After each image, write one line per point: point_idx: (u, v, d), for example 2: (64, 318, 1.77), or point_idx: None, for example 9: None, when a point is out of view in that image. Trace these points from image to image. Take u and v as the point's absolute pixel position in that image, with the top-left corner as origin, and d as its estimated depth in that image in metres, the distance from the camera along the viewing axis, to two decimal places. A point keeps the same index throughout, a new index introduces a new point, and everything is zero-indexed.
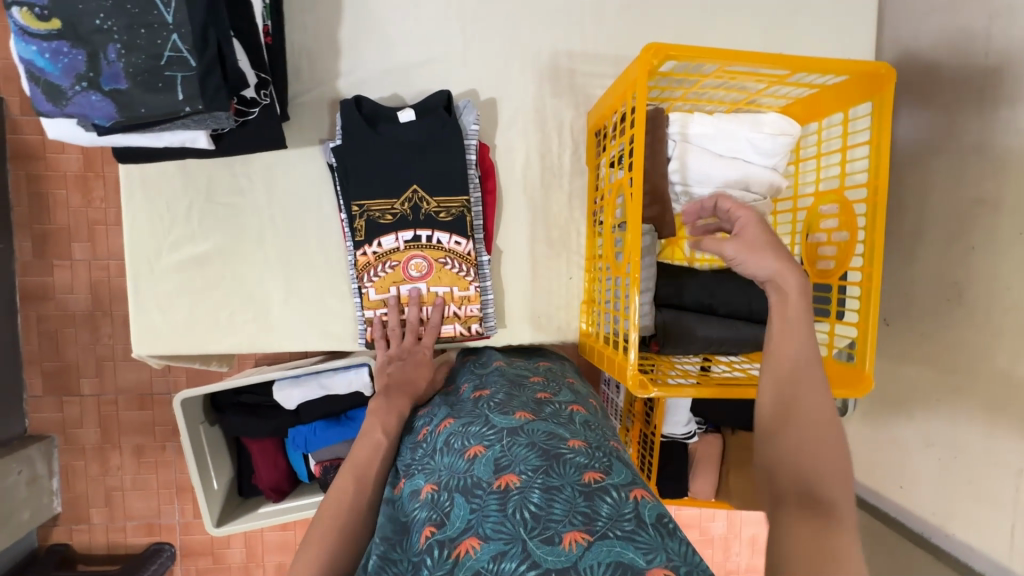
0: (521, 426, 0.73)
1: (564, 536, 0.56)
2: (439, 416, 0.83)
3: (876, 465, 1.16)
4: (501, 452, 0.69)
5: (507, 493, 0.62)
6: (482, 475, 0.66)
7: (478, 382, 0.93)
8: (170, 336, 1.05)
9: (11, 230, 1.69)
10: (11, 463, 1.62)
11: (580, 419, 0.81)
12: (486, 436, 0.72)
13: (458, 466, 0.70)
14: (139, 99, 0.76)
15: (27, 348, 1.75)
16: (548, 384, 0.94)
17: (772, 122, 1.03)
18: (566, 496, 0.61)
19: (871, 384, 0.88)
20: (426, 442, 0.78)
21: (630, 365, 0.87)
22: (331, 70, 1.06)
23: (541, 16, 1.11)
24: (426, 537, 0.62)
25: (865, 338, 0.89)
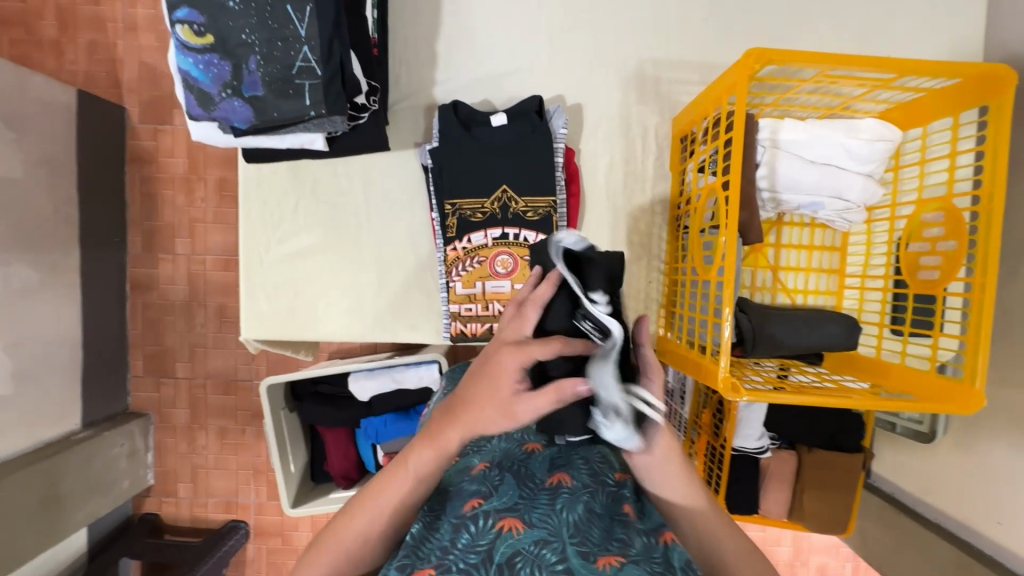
0: (581, 439, 0.73)
1: (599, 557, 0.57)
2: None
3: (970, 499, 1.10)
4: (558, 456, 0.69)
5: (557, 493, 0.63)
6: (537, 470, 0.67)
7: None
8: (272, 324, 1.14)
9: (125, 226, 1.88)
10: (115, 435, 1.79)
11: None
12: (546, 437, 0.72)
13: (514, 454, 0.70)
14: (273, 104, 0.84)
15: (132, 333, 1.93)
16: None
17: (870, 128, 1.00)
18: (604, 523, 0.61)
19: (983, 402, 0.83)
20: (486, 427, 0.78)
21: (721, 369, 0.87)
22: (427, 79, 1.13)
23: (623, 27, 1.13)
24: (472, 505, 0.62)
25: (977, 353, 0.85)
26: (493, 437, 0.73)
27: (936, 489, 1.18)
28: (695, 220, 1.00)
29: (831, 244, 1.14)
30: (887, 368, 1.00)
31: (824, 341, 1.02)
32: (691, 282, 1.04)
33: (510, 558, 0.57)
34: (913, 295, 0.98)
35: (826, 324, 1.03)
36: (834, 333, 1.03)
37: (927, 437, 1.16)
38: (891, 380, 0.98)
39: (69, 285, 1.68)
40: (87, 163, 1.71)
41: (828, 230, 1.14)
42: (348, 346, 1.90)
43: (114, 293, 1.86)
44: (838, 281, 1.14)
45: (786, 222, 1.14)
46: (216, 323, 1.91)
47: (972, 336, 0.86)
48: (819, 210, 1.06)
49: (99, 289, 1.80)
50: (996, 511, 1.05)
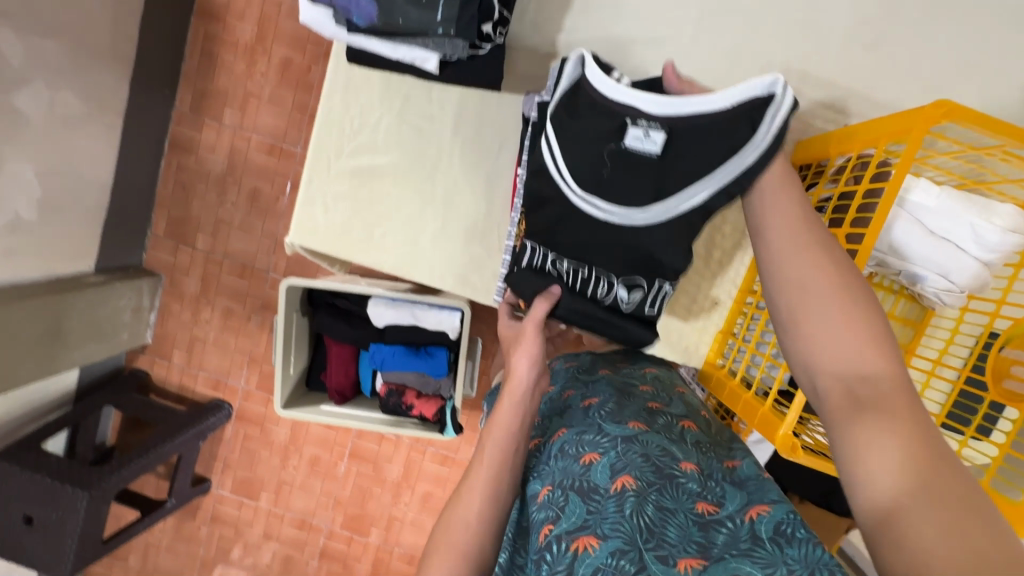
0: (636, 437, 0.71)
1: (679, 559, 0.58)
2: (550, 429, 0.82)
3: None
4: (618, 460, 0.68)
5: (624, 497, 0.63)
6: (600, 480, 0.66)
7: (585, 390, 0.87)
8: (323, 234, 1.08)
9: (178, 79, 1.78)
10: (125, 288, 1.77)
11: (692, 437, 0.77)
12: (600, 443, 0.71)
13: (573, 469, 0.70)
14: (400, 9, 0.75)
15: (162, 190, 1.87)
16: (658, 393, 0.87)
17: (1005, 214, 0.93)
18: (679, 521, 0.62)
19: None
20: (540, 454, 0.78)
21: (783, 426, 0.84)
22: (554, 20, 1.02)
23: (776, 23, 1.01)
24: (544, 532, 0.64)
25: None
26: (549, 460, 0.74)
27: None
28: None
29: (912, 318, 1.08)
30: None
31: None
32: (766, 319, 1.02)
33: None
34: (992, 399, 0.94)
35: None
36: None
37: None
38: None
39: (112, 125, 1.60)
40: (155, 2, 1.60)
41: (915, 304, 1.08)
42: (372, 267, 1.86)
43: (152, 145, 1.78)
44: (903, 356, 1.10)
45: (875, 283, 1.09)
46: (247, 206, 1.85)
47: None
48: (919, 283, 0.99)
49: (139, 137, 1.72)
50: None
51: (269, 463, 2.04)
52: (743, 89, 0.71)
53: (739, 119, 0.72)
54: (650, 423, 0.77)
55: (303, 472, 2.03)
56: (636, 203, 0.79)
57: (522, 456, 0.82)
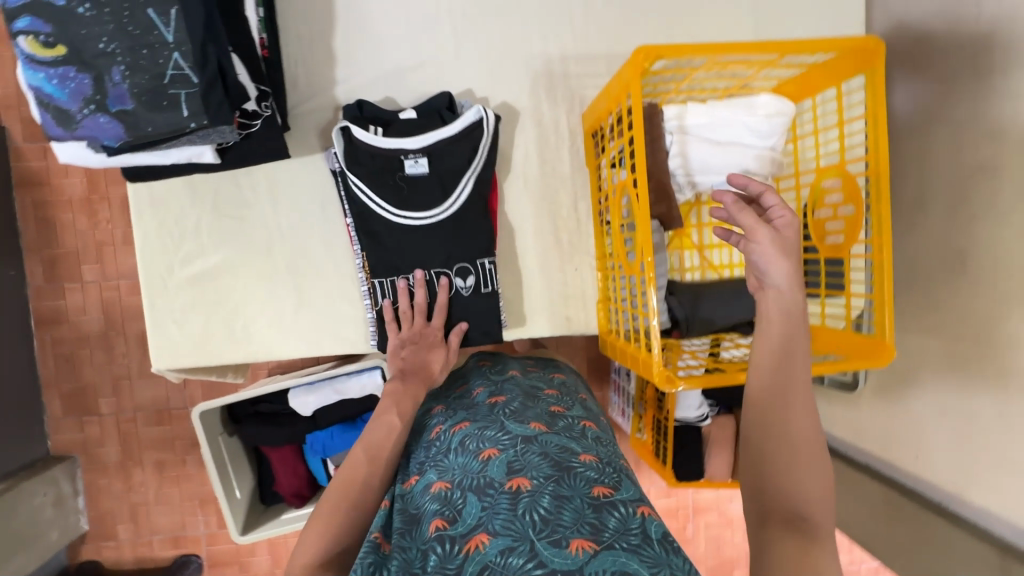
0: (537, 437, 0.73)
1: (571, 541, 0.57)
2: (454, 418, 0.83)
3: (899, 443, 1.18)
4: (516, 457, 0.69)
5: (519, 493, 0.63)
6: (496, 476, 0.67)
7: (494, 389, 0.90)
8: (187, 350, 1.07)
9: (20, 256, 1.70)
10: (37, 484, 1.64)
11: (592, 435, 0.80)
12: (500, 440, 0.73)
13: (472, 466, 0.70)
14: (146, 117, 0.77)
15: (45, 371, 1.77)
16: (562, 398, 0.91)
17: (766, 106, 1.02)
18: (574, 505, 0.61)
19: (892, 353, 0.88)
20: (441, 440, 0.79)
21: (654, 361, 0.87)
22: (328, 77, 1.07)
23: (529, 12, 1.11)
24: (436, 527, 0.64)
25: (884, 307, 0.89)
26: (449, 451, 0.74)
27: (871, 438, 1.26)
28: (613, 217, 1.01)
29: None
30: (813, 332, 1.03)
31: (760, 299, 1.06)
32: (619, 277, 1.05)
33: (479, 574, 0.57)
34: (825, 259, 1.02)
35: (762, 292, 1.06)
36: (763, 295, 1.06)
37: (852, 385, 1.26)
38: (815, 342, 1.02)
39: None
40: None
41: (744, 204, 1.17)
42: (287, 361, 1.82)
43: (17, 330, 1.69)
44: None
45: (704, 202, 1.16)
46: (139, 352, 1.78)
47: (879, 292, 0.90)
48: None
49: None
50: (915, 447, 1.14)
51: None
52: (464, 120, 1.01)
53: (465, 140, 1.02)
54: (552, 424, 0.79)
55: None
56: (433, 201, 1.03)
57: (425, 444, 0.82)
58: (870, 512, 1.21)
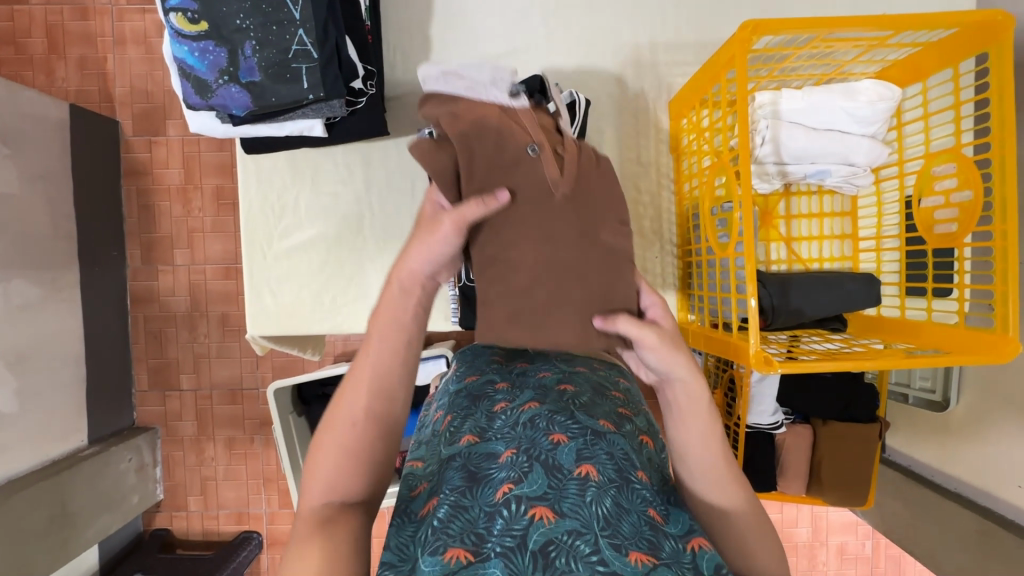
0: (606, 434, 0.74)
1: (632, 551, 0.58)
2: (521, 397, 0.84)
3: (997, 469, 1.12)
4: (586, 448, 0.70)
5: (587, 484, 0.64)
6: (566, 461, 0.67)
7: (563, 374, 0.91)
8: (279, 319, 1.13)
9: (123, 238, 1.85)
10: (123, 450, 1.75)
11: (649, 453, 0.80)
12: (571, 428, 0.73)
13: (541, 443, 0.71)
14: (271, 89, 0.84)
15: (135, 346, 1.90)
16: (629, 401, 0.92)
17: (869, 90, 0.98)
18: (634, 519, 0.62)
19: (1018, 348, 0.81)
20: (507, 415, 0.79)
21: (750, 344, 0.84)
22: (421, 65, 1.12)
23: (618, 3, 1.13)
24: (504, 491, 0.64)
25: (1006, 300, 0.82)
26: (518, 424, 0.74)
27: (960, 460, 1.20)
28: (705, 199, 0.99)
29: (841, 209, 1.13)
30: (916, 328, 0.97)
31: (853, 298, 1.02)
32: (707, 262, 1.02)
33: (544, 547, 0.57)
34: (932, 250, 0.95)
35: (859, 292, 1.02)
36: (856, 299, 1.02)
37: (942, 405, 1.22)
38: (922, 339, 0.95)
39: (73, 298, 1.65)
40: (85, 176, 1.69)
41: (837, 195, 1.12)
42: (353, 349, 1.88)
43: (115, 305, 1.83)
44: (852, 245, 1.12)
45: (795, 192, 1.13)
46: (220, 332, 1.88)
47: (999, 283, 0.84)
48: (827, 177, 1.05)
49: (102, 302, 1.77)
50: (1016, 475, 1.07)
51: None
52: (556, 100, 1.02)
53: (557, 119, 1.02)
54: (618, 426, 0.80)
55: None
56: None
57: (486, 413, 0.82)
58: (967, 537, 1.12)
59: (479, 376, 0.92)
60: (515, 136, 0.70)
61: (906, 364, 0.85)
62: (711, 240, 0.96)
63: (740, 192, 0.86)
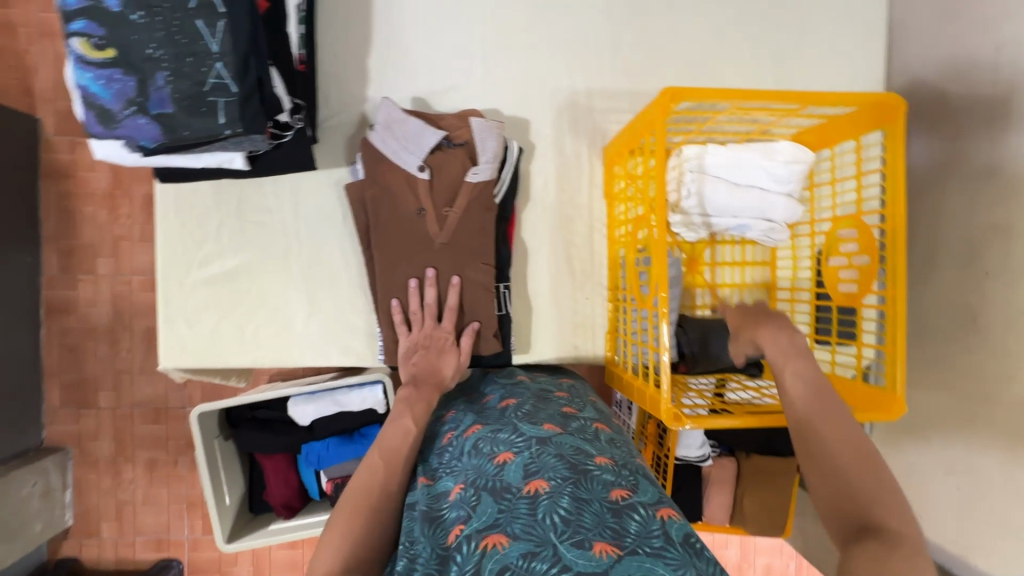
0: (550, 438, 0.76)
1: (594, 543, 0.58)
2: (466, 423, 0.86)
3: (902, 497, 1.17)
4: (531, 460, 0.71)
5: (537, 498, 0.64)
6: (513, 479, 0.68)
7: (506, 393, 0.95)
8: (195, 350, 1.07)
9: (38, 244, 1.72)
10: (27, 474, 1.62)
11: (606, 436, 0.82)
12: (515, 443, 0.75)
13: (487, 469, 0.72)
14: (183, 122, 0.80)
15: (48, 360, 1.76)
16: (573, 399, 0.95)
17: (785, 152, 1.03)
18: (595, 509, 0.63)
19: (904, 408, 0.87)
20: (454, 445, 0.81)
21: (663, 398, 0.86)
22: (360, 95, 1.11)
23: (560, 46, 1.15)
24: (455, 533, 0.64)
25: (896, 362, 0.88)
26: (462, 456, 0.76)
27: None
28: (630, 249, 1.02)
29: (762, 259, 1.18)
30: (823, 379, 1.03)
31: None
32: (631, 310, 1.05)
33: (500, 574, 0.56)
34: (837, 306, 1.01)
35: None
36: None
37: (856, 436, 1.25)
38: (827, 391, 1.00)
39: None
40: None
41: (758, 246, 1.18)
42: (289, 368, 1.81)
43: (26, 316, 1.69)
44: (770, 294, 1.18)
45: (719, 241, 1.17)
46: (144, 348, 1.77)
47: (891, 344, 0.90)
48: (747, 231, 1.09)
49: (11, 313, 1.64)
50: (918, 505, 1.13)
51: None
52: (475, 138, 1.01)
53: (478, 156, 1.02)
54: (565, 426, 0.82)
55: None
56: None
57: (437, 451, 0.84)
58: None
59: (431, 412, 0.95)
60: (406, 202, 0.99)
61: None
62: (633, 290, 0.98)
63: (659, 249, 0.89)
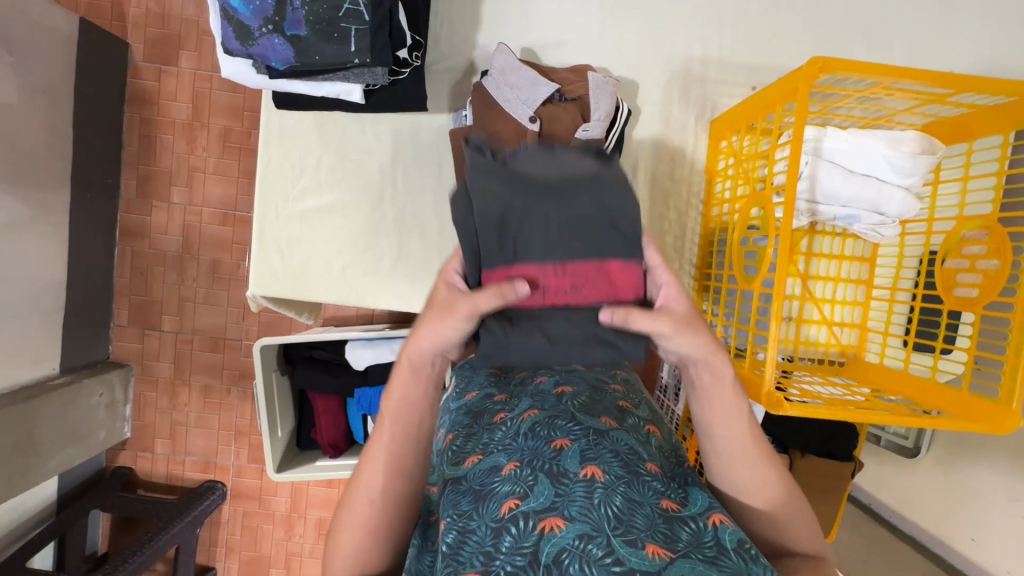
0: (608, 432, 0.77)
1: (646, 544, 0.60)
2: (519, 407, 0.85)
3: (950, 517, 1.18)
4: (589, 449, 0.73)
5: (593, 486, 0.67)
6: (570, 465, 0.70)
7: (559, 377, 0.91)
8: (283, 281, 1.09)
9: (119, 167, 1.76)
10: (96, 384, 1.69)
11: (656, 442, 0.82)
12: (572, 430, 0.76)
13: (544, 451, 0.74)
14: (316, 46, 0.79)
15: (120, 280, 1.82)
16: (629, 393, 0.93)
17: (912, 142, 0.97)
18: (646, 512, 0.64)
19: (1018, 422, 0.83)
20: (507, 426, 0.80)
21: (765, 382, 0.84)
22: (466, 41, 1.08)
23: (676, 9, 1.09)
24: (509, 507, 0.66)
25: (1017, 373, 0.84)
26: (518, 434, 0.77)
27: (919, 506, 1.24)
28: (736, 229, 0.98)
29: (861, 255, 1.12)
30: (921, 383, 0.97)
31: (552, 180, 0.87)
32: (727, 290, 1.04)
33: (557, 557, 0.60)
34: (947, 311, 0.96)
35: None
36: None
37: (912, 452, 1.25)
38: (930, 399, 0.95)
39: (61, 222, 1.56)
40: (88, 97, 1.60)
41: (860, 240, 1.12)
42: (343, 315, 1.83)
43: (103, 235, 1.74)
44: (866, 291, 1.12)
45: (819, 231, 1.12)
46: (209, 279, 1.81)
47: (1012, 354, 0.85)
48: (854, 223, 1.04)
49: (92, 230, 1.69)
50: (972, 528, 1.13)
51: (275, 536, 1.95)
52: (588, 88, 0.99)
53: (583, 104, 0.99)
54: (621, 420, 0.83)
55: (310, 538, 1.95)
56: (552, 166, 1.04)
57: (486, 426, 0.83)
58: None
59: (478, 392, 0.91)
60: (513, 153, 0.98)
61: (911, 422, 0.86)
62: (737, 270, 0.96)
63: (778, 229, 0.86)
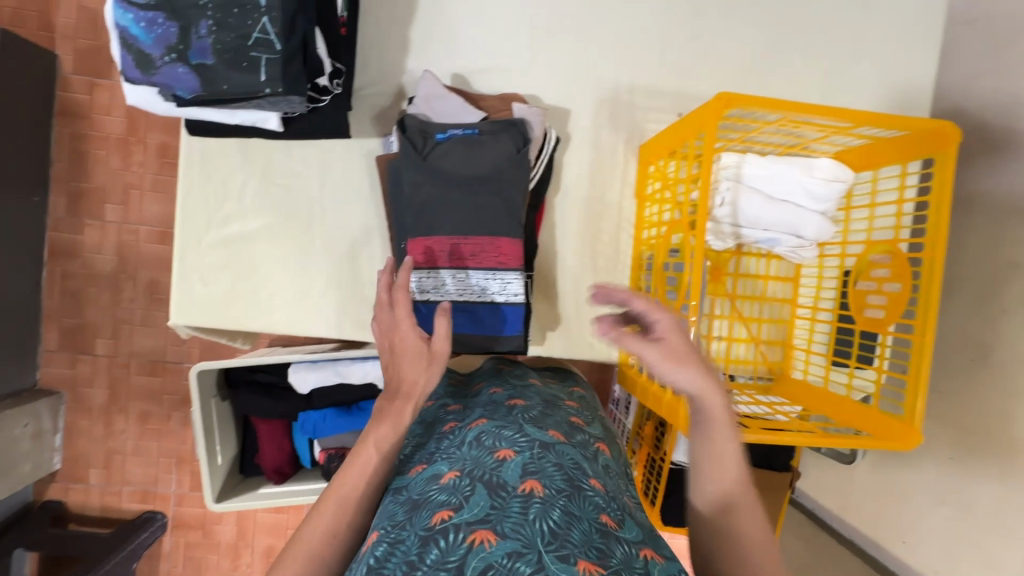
0: (554, 445, 0.72)
1: (577, 561, 0.54)
2: (471, 417, 0.82)
3: (885, 521, 1.17)
4: (532, 462, 0.67)
5: (530, 501, 0.61)
6: (509, 477, 0.64)
7: (513, 392, 0.89)
8: (207, 309, 1.05)
9: (47, 183, 1.65)
10: (20, 415, 1.58)
11: (604, 460, 0.79)
12: (517, 442, 0.71)
13: (485, 462, 0.68)
14: (223, 75, 0.77)
15: (48, 303, 1.71)
16: (582, 411, 0.92)
17: (825, 169, 1.02)
18: (583, 527, 0.59)
19: (919, 440, 0.87)
20: (455, 434, 0.77)
21: (682, 406, 0.87)
22: (397, 65, 1.08)
23: (606, 36, 1.12)
24: (441, 517, 0.59)
25: (917, 393, 0.88)
26: (463, 444, 0.72)
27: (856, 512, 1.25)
28: (659, 255, 1.02)
29: (785, 275, 1.17)
30: (838, 402, 1.01)
31: (458, 179, 0.95)
32: None
33: (483, 571, 0.52)
34: (860, 330, 1.00)
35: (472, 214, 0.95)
36: (504, 223, 0.96)
37: (848, 459, 1.21)
38: (852, 418, 0.97)
39: None
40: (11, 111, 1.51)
41: (783, 261, 1.16)
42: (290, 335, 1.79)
43: (29, 256, 1.64)
44: (790, 310, 1.17)
45: (745, 252, 1.15)
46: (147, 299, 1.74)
47: (912, 374, 0.89)
48: (776, 246, 1.06)
49: (16, 250, 1.59)
50: (902, 532, 1.13)
51: (220, 566, 1.87)
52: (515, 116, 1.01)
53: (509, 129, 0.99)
54: (570, 436, 0.79)
55: (258, 567, 1.88)
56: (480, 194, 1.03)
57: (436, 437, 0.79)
58: None
59: (434, 402, 0.90)
60: None
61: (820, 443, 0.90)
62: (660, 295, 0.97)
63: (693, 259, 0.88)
